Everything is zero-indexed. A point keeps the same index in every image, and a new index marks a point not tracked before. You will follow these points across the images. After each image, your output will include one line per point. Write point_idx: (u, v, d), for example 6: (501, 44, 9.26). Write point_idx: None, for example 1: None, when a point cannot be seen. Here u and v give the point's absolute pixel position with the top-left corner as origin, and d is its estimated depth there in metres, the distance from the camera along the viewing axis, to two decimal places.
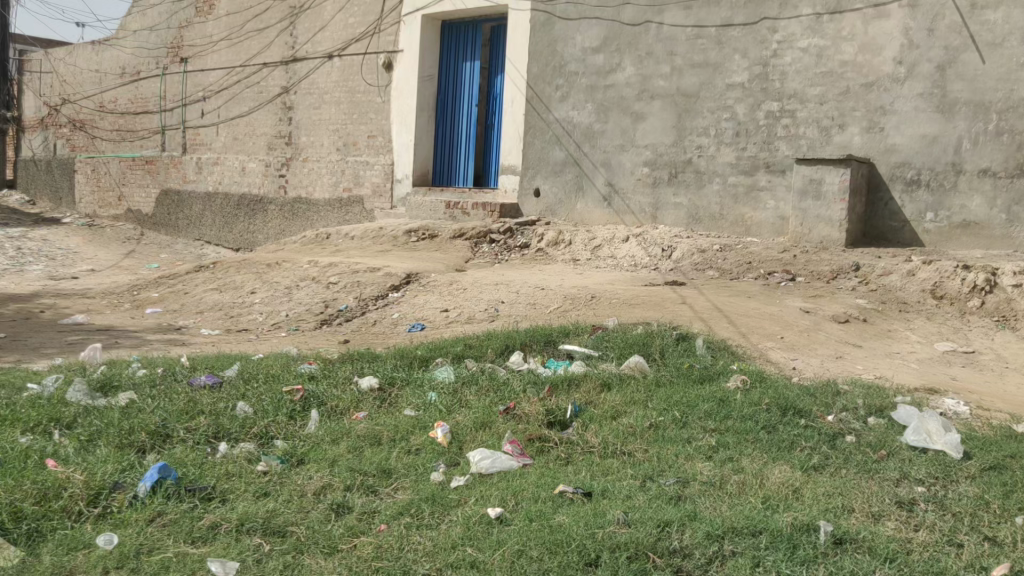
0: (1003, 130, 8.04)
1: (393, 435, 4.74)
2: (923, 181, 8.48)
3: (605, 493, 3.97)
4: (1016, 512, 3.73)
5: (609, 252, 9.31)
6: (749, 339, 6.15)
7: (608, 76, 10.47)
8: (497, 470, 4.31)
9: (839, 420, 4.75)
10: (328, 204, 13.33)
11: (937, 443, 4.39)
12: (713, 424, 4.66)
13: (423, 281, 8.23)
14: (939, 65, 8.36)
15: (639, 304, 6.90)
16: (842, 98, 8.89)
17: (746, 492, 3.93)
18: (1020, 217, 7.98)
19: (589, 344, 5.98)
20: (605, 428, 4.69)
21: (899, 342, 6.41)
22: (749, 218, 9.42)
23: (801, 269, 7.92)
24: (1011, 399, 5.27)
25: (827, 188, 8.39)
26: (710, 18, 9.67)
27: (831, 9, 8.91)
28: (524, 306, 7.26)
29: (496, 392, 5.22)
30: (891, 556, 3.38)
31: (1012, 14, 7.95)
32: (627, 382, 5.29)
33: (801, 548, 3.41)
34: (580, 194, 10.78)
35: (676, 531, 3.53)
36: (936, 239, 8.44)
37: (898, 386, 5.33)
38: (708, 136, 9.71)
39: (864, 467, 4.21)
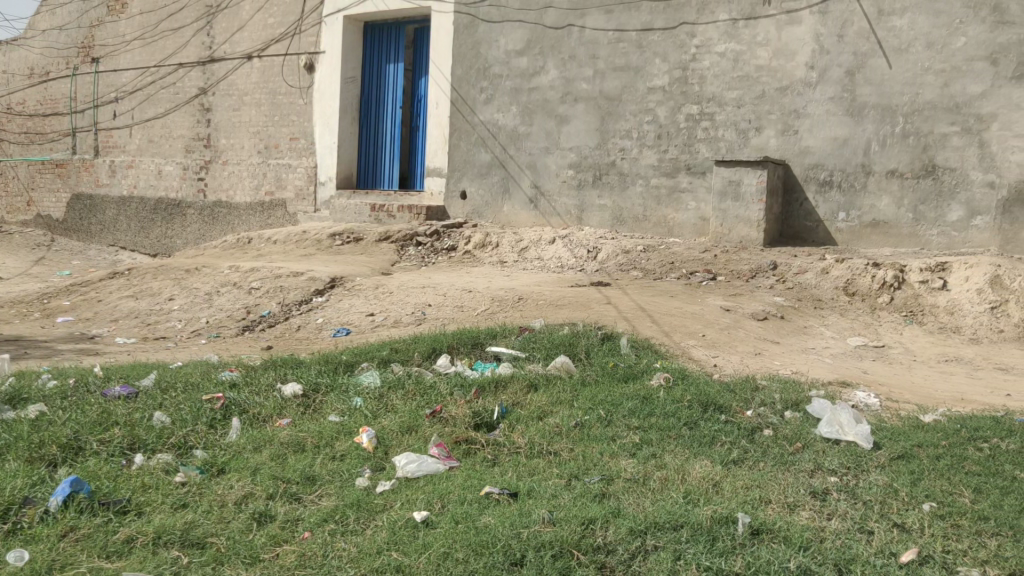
0: (909, 133, 8.39)
1: (317, 441, 4.68)
2: (836, 182, 8.77)
3: (531, 493, 4.00)
4: (923, 499, 3.89)
5: (535, 253, 9.38)
6: (671, 337, 6.27)
7: (531, 79, 10.55)
8: (423, 473, 4.31)
9: (757, 414, 4.88)
10: (250, 208, 13.07)
11: (849, 435, 4.56)
12: (636, 422, 4.74)
13: (348, 285, 8.16)
14: (849, 70, 8.66)
15: (564, 305, 6.97)
16: (758, 101, 9.14)
17: (667, 487, 4.01)
18: (925, 216, 8.34)
19: (516, 345, 6.01)
20: (531, 429, 4.72)
21: (814, 337, 6.63)
22: (671, 219, 9.60)
23: (721, 269, 8.11)
24: (919, 390, 5.49)
25: (745, 189, 8.62)
26: (630, 22, 9.83)
27: (746, 15, 9.16)
28: (450, 309, 7.25)
29: (423, 396, 5.20)
30: (805, 545, 3.49)
31: (916, 21, 8.32)
32: (554, 382, 5.33)
33: (720, 540, 3.50)
34: (506, 196, 10.82)
35: (600, 528, 3.57)
36: (848, 238, 8.75)
37: (813, 380, 5.51)
38: (630, 138, 9.86)
39: (780, 459, 4.33)
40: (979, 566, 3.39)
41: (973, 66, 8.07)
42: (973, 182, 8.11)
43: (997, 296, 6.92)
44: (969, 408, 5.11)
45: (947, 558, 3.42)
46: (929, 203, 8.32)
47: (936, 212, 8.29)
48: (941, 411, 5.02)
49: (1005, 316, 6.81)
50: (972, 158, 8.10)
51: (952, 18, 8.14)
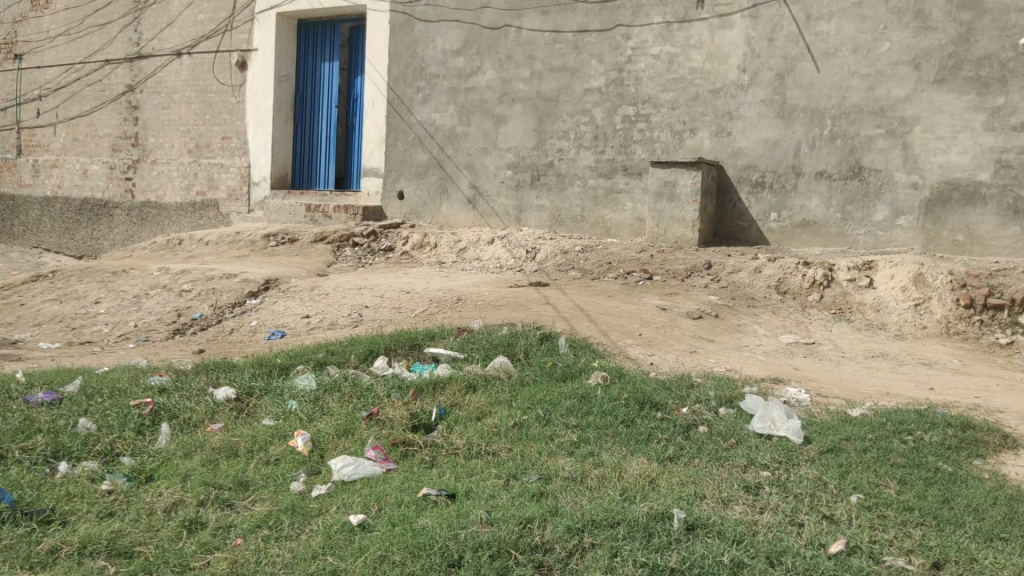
0: (837, 135, 8.62)
1: (251, 446, 4.60)
2: (767, 183, 8.97)
3: (469, 493, 3.98)
4: (851, 491, 4.00)
5: (474, 254, 9.37)
6: (609, 337, 6.31)
7: (469, 79, 10.53)
8: (360, 476, 4.25)
9: (693, 411, 4.95)
10: (180, 208, 12.77)
11: (780, 430, 4.66)
12: (574, 420, 4.76)
13: (283, 287, 8.03)
14: (779, 73, 8.86)
15: (503, 305, 6.97)
16: (692, 103, 9.29)
17: (604, 485, 4.03)
18: (853, 216, 8.58)
19: (454, 346, 5.97)
20: (470, 430, 4.70)
21: (748, 335, 6.76)
22: (608, 219, 9.69)
23: (657, 268, 8.21)
24: (848, 386, 5.64)
25: (680, 190, 8.75)
26: (567, 24, 9.88)
27: (680, 17, 9.30)
28: (387, 310, 7.19)
29: (360, 398, 5.14)
30: (739, 539, 3.55)
31: (842, 26, 8.55)
32: (492, 382, 5.31)
33: (656, 536, 3.54)
34: (444, 197, 10.79)
35: (538, 527, 3.57)
36: (780, 237, 8.95)
37: (747, 377, 5.61)
38: (568, 139, 9.92)
39: (715, 455, 4.40)
40: (905, 555, 3.49)
41: (896, 70, 8.34)
42: (898, 183, 8.37)
43: (920, 293, 7.16)
44: (895, 402, 5.27)
45: (874, 548, 3.52)
46: (856, 203, 8.56)
47: (863, 212, 8.53)
48: (868, 405, 5.16)
49: (928, 312, 7.05)
50: (896, 160, 8.37)
51: (877, 23, 8.40)
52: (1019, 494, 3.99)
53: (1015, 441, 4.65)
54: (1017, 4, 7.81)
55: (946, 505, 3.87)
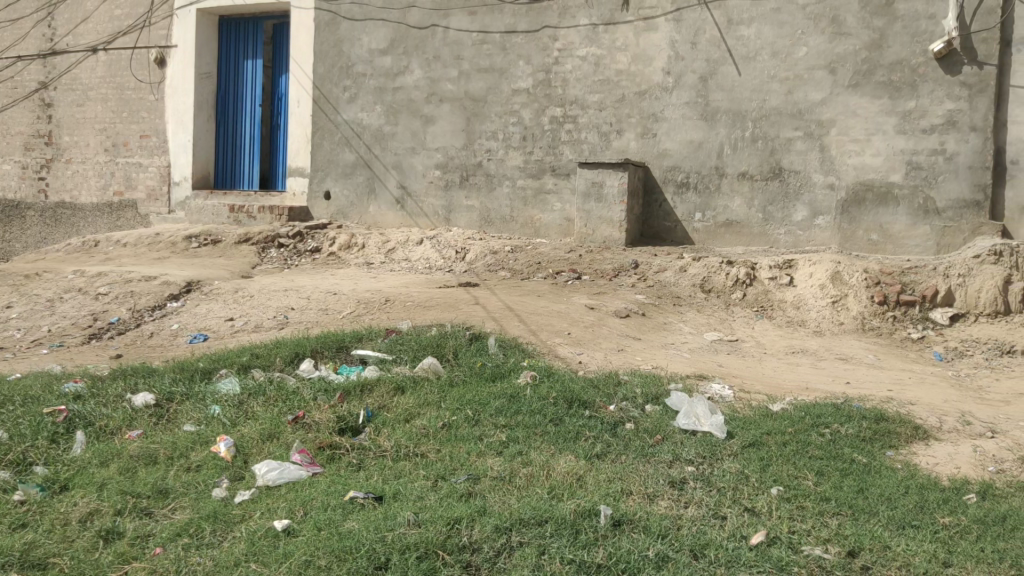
0: (758, 137, 8.84)
1: (171, 453, 4.47)
2: (692, 184, 9.14)
3: (396, 495, 3.95)
4: (772, 483, 4.11)
5: (402, 255, 9.31)
6: (539, 336, 6.33)
7: (395, 79, 10.46)
8: (285, 481, 4.17)
9: (620, 409, 5.02)
10: (96, 209, 12.37)
11: (704, 425, 4.76)
12: (503, 420, 4.77)
13: (206, 290, 7.86)
14: (702, 76, 9.04)
15: (432, 306, 6.94)
16: (619, 105, 9.41)
17: (532, 484, 4.05)
18: (774, 216, 8.80)
19: (383, 347, 5.92)
20: (398, 431, 4.66)
21: (674, 333, 6.87)
22: (537, 219, 9.74)
23: (586, 268, 8.28)
24: (770, 381, 5.78)
25: (607, 191, 8.86)
26: (493, 24, 9.90)
27: (606, 20, 9.41)
28: (314, 312, 7.10)
29: (285, 402, 5.04)
30: (663, 533, 3.61)
31: (762, 31, 8.78)
32: (421, 383, 5.28)
33: (583, 533, 3.57)
34: (372, 197, 10.69)
35: (465, 527, 3.57)
36: (704, 237, 9.13)
37: (673, 374, 5.72)
38: (496, 139, 9.94)
39: (641, 451, 4.46)
40: (822, 544, 3.60)
41: (814, 74, 8.60)
42: (816, 184, 8.63)
43: (838, 290, 7.40)
44: (813, 396, 5.43)
45: (793, 539, 3.62)
46: (777, 203, 8.79)
47: (783, 212, 8.77)
48: (788, 400, 5.31)
49: (845, 309, 7.28)
50: (814, 161, 8.63)
51: (795, 28, 8.65)
52: (930, 482, 4.16)
53: (926, 432, 4.84)
54: (926, 11, 8.15)
55: (861, 495, 4.01)
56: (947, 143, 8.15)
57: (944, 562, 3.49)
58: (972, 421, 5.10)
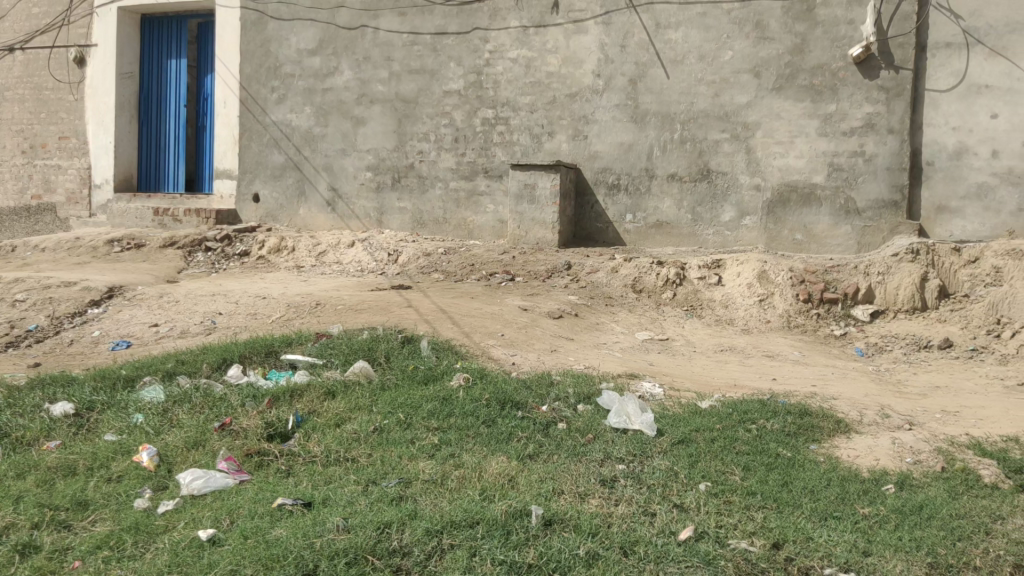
0: (686, 139, 8.99)
1: (91, 464, 4.34)
2: (622, 185, 9.25)
3: (326, 501, 3.89)
4: (700, 479, 4.18)
5: (334, 257, 9.21)
6: (472, 338, 6.33)
7: (325, 80, 10.33)
8: (211, 489, 4.08)
9: (552, 409, 5.04)
10: (13, 213, 11.94)
11: (635, 423, 4.82)
12: (435, 422, 4.74)
13: (129, 296, 7.66)
14: (632, 79, 9.16)
15: (364, 309, 6.87)
16: (550, 107, 9.46)
17: (464, 486, 4.04)
18: (703, 217, 8.97)
19: (313, 352, 5.84)
20: (328, 436, 4.61)
21: (607, 333, 6.94)
22: (470, 221, 9.74)
23: (519, 269, 8.31)
24: (699, 379, 5.89)
25: (540, 192, 8.90)
26: (424, 26, 9.86)
27: (536, 22, 9.45)
28: (243, 317, 6.97)
29: (211, 409, 4.94)
30: (594, 531, 3.64)
31: (689, 35, 8.93)
32: (353, 388, 5.22)
33: (514, 534, 3.57)
34: (302, 199, 10.55)
35: (396, 531, 3.53)
36: (635, 238, 9.25)
37: (604, 373, 5.77)
38: (428, 141, 9.90)
39: (573, 451, 4.49)
40: (748, 537, 3.67)
41: (739, 78, 8.78)
42: (742, 185, 8.82)
43: (764, 289, 7.57)
44: (741, 393, 5.54)
45: (721, 533, 3.68)
46: (705, 204, 8.95)
47: (711, 213, 8.94)
48: (717, 397, 5.41)
49: (771, 307, 7.44)
50: (741, 163, 8.82)
51: (720, 33, 8.82)
52: (851, 474, 4.29)
53: (847, 425, 4.99)
54: (845, 17, 8.40)
55: (785, 488, 4.11)
56: (866, 145, 8.41)
57: (864, 551, 3.59)
58: (891, 414, 5.27)
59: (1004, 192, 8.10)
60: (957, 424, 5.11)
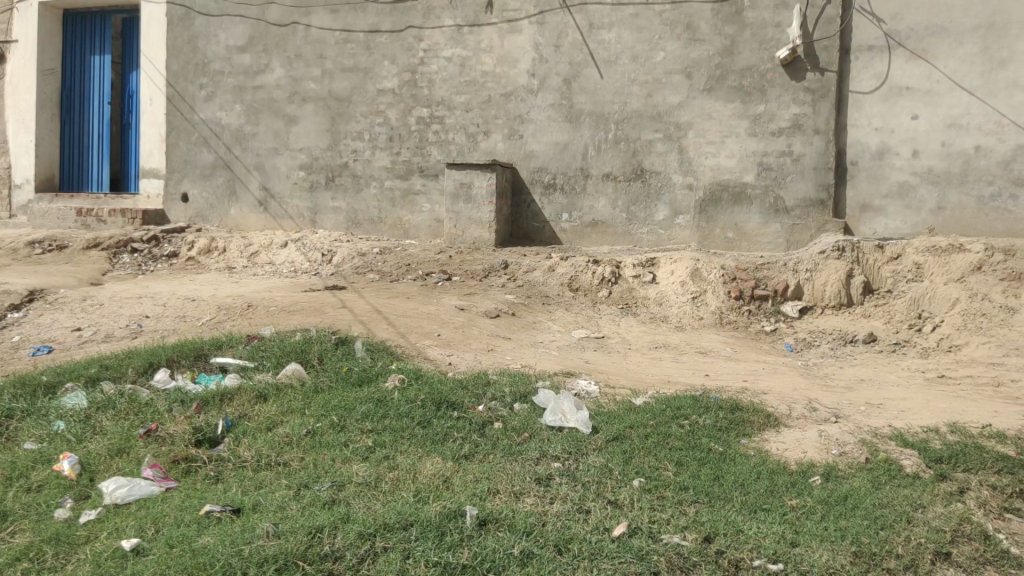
0: (620, 139, 9.08)
1: (9, 474, 4.19)
2: (558, 184, 9.30)
3: (256, 507, 3.81)
4: (634, 475, 4.22)
5: (266, 258, 9.06)
6: (407, 338, 6.28)
7: (256, 77, 10.15)
8: (135, 497, 3.96)
9: (488, 409, 5.02)
10: None
11: (570, 421, 4.84)
12: (370, 424, 4.68)
13: (51, 299, 7.41)
14: (566, 79, 9.21)
15: (297, 310, 6.77)
16: (485, 106, 9.46)
17: (398, 488, 4.00)
18: (637, 216, 9.07)
19: (244, 354, 5.73)
20: (259, 441, 4.52)
21: (543, 332, 6.96)
22: (405, 221, 9.67)
23: (455, 269, 8.28)
24: (634, 376, 5.95)
25: (475, 191, 8.88)
26: (356, 23, 9.75)
27: (470, 21, 9.43)
28: (171, 320, 6.79)
29: (137, 414, 4.81)
30: (528, 530, 3.64)
31: (622, 35, 9.02)
32: (285, 391, 5.13)
33: (448, 535, 3.55)
34: (233, 199, 10.36)
35: (327, 535, 3.48)
36: (571, 237, 9.30)
37: (540, 372, 5.78)
38: (362, 140, 9.81)
39: (508, 450, 4.48)
40: (680, 532, 3.72)
41: (671, 78, 8.91)
42: (675, 184, 8.95)
43: (697, 287, 7.69)
44: (674, 390, 5.61)
45: (653, 528, 3.72)
46: (639, 203, 9.05)
47: (645, 212, 9.04)
48: (650, 394, 5.47)
49: (704, 304, 7.56)
50: (673, 162, 8.95)
51: (652, 34, 8.93)
52: (779, 467, 4.38)
53: (776, 419, 5.09)
54: (772, 20, 8.58)
55: (716, 482, 4.17)
56: (794, 145, 8.61)
57: (792, 542, 3.67)
58: (818, 407, 5.40)
59: (924, 191, 8.37)
60: (880, 416, 5.27)
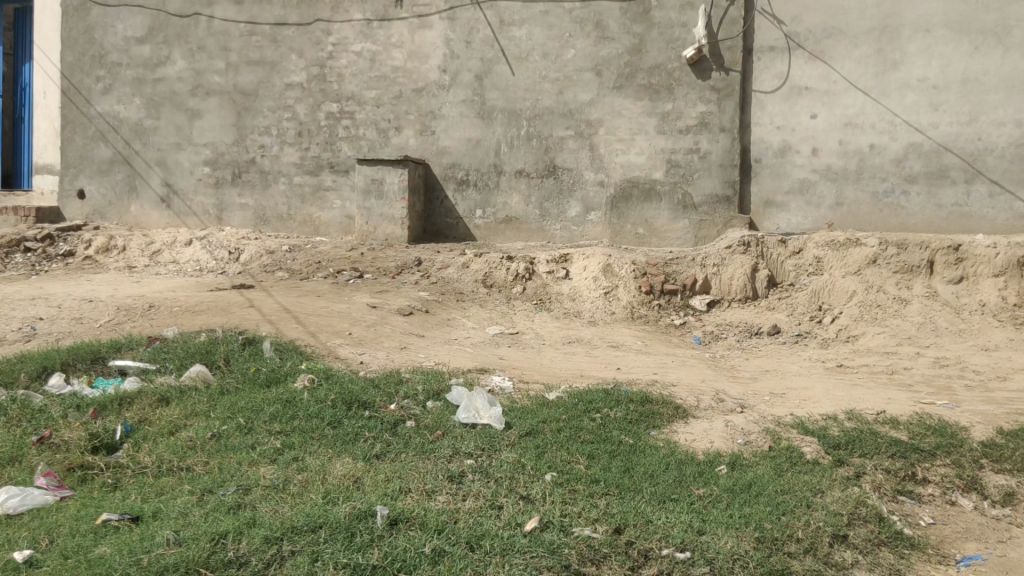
0: (532, 135, 9.12)
1: None
2: (471, 181, 9.29)
3: (157, 514, 3.68)
4: (546, 470, 4.23)
5: (169, 257, 8.78)
6: (318, 337, 6.16)
7: (156, 70, 9.80)
8: (28, 507, 3.76)
9: (401, 407, 4.96)
10: None
11: (484, 418, 4.82)
12: (278, 426, 4.57)
13: None
14: (477, 75, 9.19)
15: (202, 310, 6.56)
16: (396, 102, 9.37)
17: (307, 490, 3.92)
18: (550, 212, 9.13)
19: (145, 357, 5.53)
20: (160, 445, 4.38)
21: (456, 329, 6.94)
22: (315, 218, 9.52)
23: (367, 267, 8.18)
24: (547, 371, 5.98)
25: (387, 188, 8.79)
26: (262, 15, 9.52)
27: (380, 16, 9.31)
28: (66, 322, 6.50)
29: (29, 421, 4.61)
30: (440, 528, 3.62)
31: (532, 32, 9.06)
32: (188, 394, 4.98)
33: (358, 536, 3.48)
34: (134, 196, 10.00)
35: (232, 541, 3.38)
36: (485, 233, 9.31)
37: (454, 370, 5.75)
38: (270, 135, 9.59)
39: (421, 449, 4.43)
40: (590, 525, 3.75)
41: (582, 76, 8.99)
42: (587, 181, 9.05)
43: (609, 282, 7.78)
44: (586, 383, 5.68)
45: (565, 522, 3.74)
46: (552, 200, 9.12)
47: (558, 209, 9.11)
48: (563, 388, 5.51)
49: (616, 299, 7.65)
50: (585, 159, 9.04)
51: (563, 31, 9.00)
52: (687, 457, 4.47)
53: (685, 411, 5.20)
54: (678, 20, 8.75)
55: (627, 474, 4.24)
56: (700, 143, 8.81)
57: (699, 530, 3.76)
58: (725, 398, 5.53)
59: (823, 188, 8.68)
60: (783, 405, 5.43)
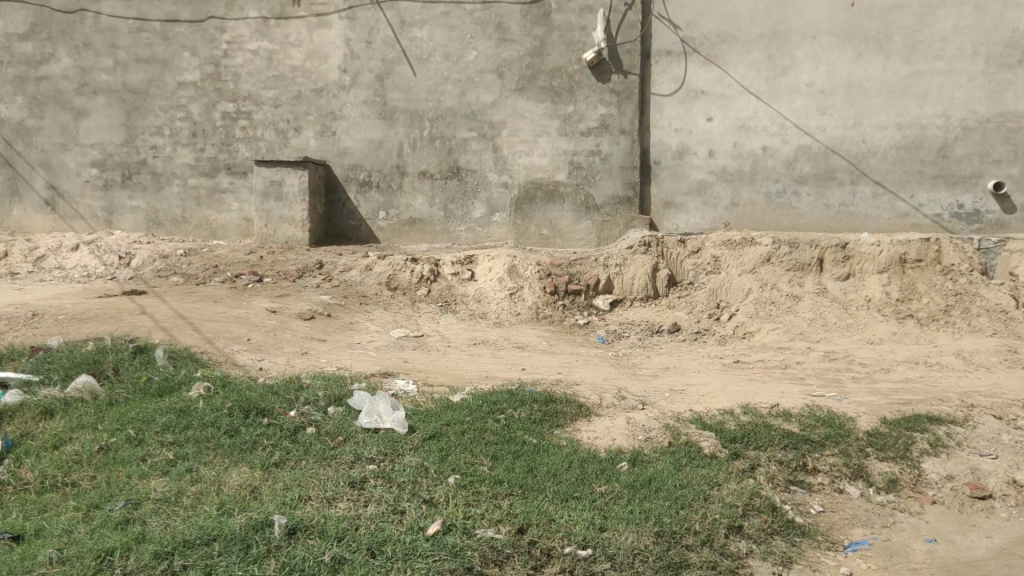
0: (435, 137, 9.09)
1: None
2: (374, 182, 9.19)
3: (39, 533, 3.50)
4: (449, 472, 4.21)
5: (55, 262, 8.38)
6: (214, 344, 5.98)
7: (38, 67, 9.32)
8: None
9: (302, 414, 4.84)
10: None
11: (386, 422, 4.76)
12: (170, 436, 4.38)
13: None
14: (378, 75, 9.09)
15: (91, 318, 6.28)
16: (295, 102, 9.18)
17: (201, 502, 3.78)
18: (454, 213, 9.13)
19: (28, 368, 5.25)
20: (44, 461, 4.17)
21: (360, 332, 6.84)
22: (212, 220, 9.29)
23: (267, 270, 7.99)
24: (451, 372, 5.97)
25: (287, 189, 8.60)
26: (152, 11, 9.15)
27: (276, 14, 9.10)
28: None
29: None
30: (340, 535, 3.53)
31: (434, 33, 9.01)
32: (75, 406, 4.76)
33: (255, 546, 3.37)
34: (16, 199, 9.52)
35: (119, 558, 3.23)
36: (388, 235, 9.24)
37: (357, 373, 5.66)
38: (162, 135, 9.27)
39: (322, 455, 4.33)
40: (493, 526, 3.74)
41: (483, 78, 9.00)
42: (491, 182, 9.07)
43: (514, 282, 7.81)
44: (491, 384, 5.69)
45: (468, 524, 3.73)
46: (456, 201, 9.12)
47: (462, 210, 9.12)
48: (468, 390, 5.51)
49: (521, 300, 7.69)
50: (488, 161, 9.06)
51: (464, 33, 8.98)
52: (590, 455, 4.52)
53: (588, 409, 5.26)
54: (578, 23, 8.85)
55: (529, 473, 4.25)
56: (601, 145, 8.95)
57: (600, 527, 3.80)
58: (626, 395, 5.63)
59: (719, 188, 8.94)
60: (682, 401, 5.56)
